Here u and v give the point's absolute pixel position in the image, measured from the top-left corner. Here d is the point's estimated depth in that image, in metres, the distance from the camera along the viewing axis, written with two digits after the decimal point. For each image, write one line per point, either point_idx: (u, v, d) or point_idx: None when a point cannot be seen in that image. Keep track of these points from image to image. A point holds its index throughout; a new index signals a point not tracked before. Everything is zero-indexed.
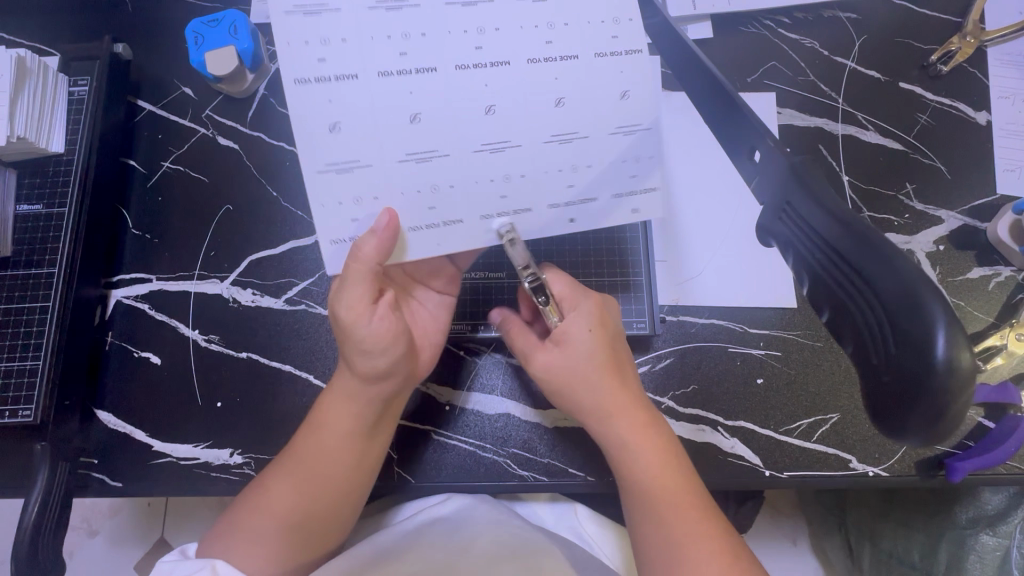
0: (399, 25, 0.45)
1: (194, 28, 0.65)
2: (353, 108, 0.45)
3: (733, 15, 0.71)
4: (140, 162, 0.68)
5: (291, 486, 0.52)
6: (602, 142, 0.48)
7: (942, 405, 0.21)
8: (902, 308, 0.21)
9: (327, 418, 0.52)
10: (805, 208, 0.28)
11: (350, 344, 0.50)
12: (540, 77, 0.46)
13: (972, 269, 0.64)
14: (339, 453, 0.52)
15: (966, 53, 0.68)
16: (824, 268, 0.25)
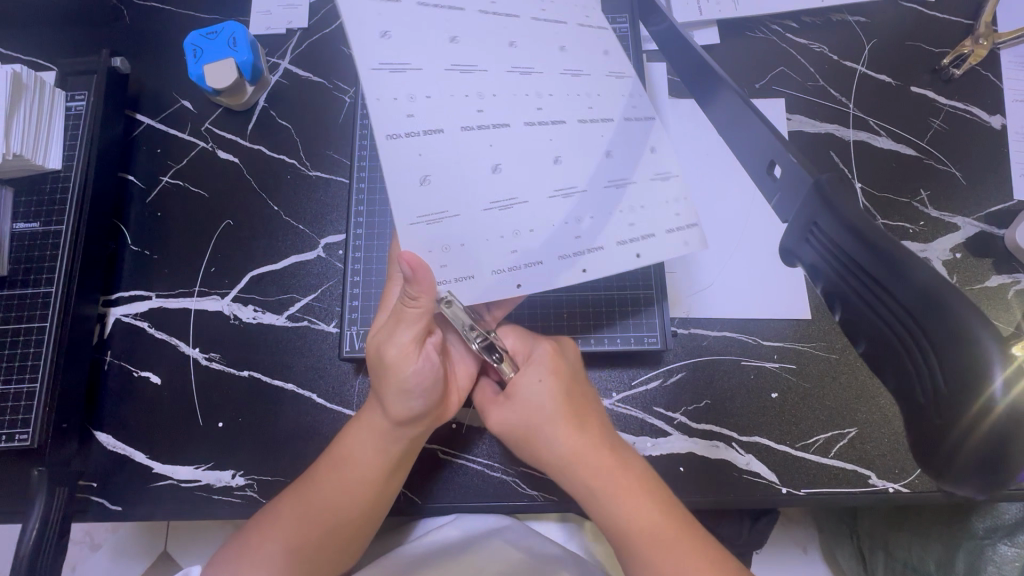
0: (479, 86, 0.46)
1: (192, 40, 0.64)
2: (437, 157, 0.45)
3: (740, 21, 0.70)
4: (139, 177, 0.67)
5: (302, 519, 0.50)
6: (650, 186, 0.48)
7: (994, 436, 0.19)
8: (952, 339, 0.20)
9: (359, 452, 0.51)
10: (826, 227, 0.27)
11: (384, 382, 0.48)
12: (591, 134, 0.48)
13: (990, 278, 0.62)
14: (366, 485, 0.51)
15: (979, 56, 0.67)
16: (854, 293, 0.24)
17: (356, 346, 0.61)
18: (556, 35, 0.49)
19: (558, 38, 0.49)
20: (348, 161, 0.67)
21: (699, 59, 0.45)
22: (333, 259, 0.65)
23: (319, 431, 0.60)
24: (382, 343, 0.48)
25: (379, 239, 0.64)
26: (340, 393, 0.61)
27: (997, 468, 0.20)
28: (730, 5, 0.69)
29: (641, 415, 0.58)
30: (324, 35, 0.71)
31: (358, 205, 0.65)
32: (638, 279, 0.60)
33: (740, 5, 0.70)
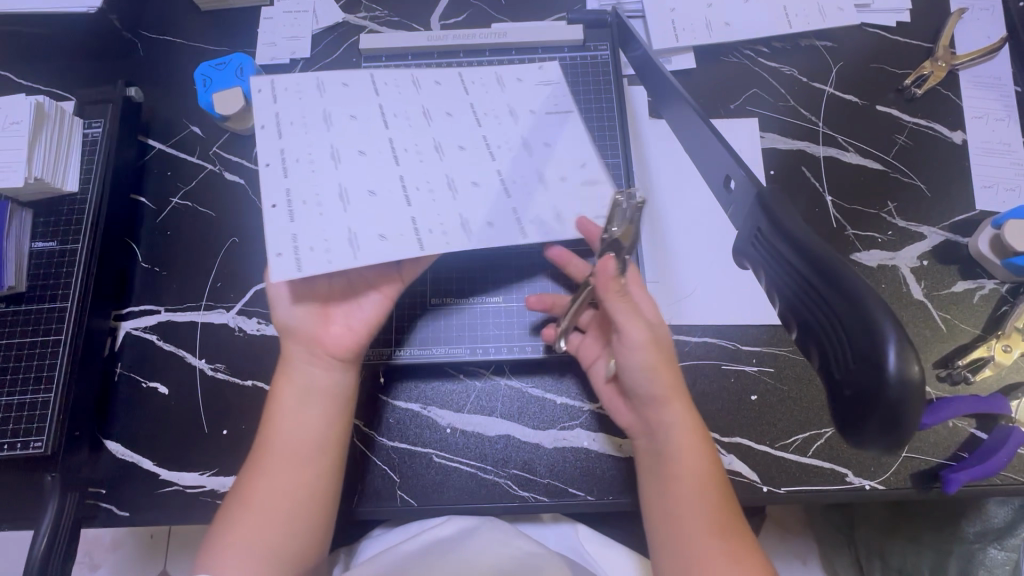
0: (470, 145, 0.54)
1: (202, 71, 0.69)
2: (354, 150, 0.51)
3: (714, 46, 0.75)
4: (150, 198, 0.71)
5: (256, 499, 0.50)
6: (466, 212, 0.51)
7: (891, 409, 0.23)
8: (860, 330, 0.23)
9: (288, 421, 0.52)
10: (771, 234, 0.30)
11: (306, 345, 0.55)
12: (472, 168, 0.53)
13: (957, 283, 0.66)
14: (304, 450, 0.52)
15: (938, 77, 0.72)
16: (790, 293, 0.28)
17: None
18: (556, 132, 0.56)
19: (535, 130, 0.56)
20: None
21: (673, 86, 0.48)
22: None
23: None
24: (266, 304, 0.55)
25: None
26: None
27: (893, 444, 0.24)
28: (704, 33, 0.74)
29: None
30: (325, 64, 0.75)
31: None
32: None
33: (714, 32, 0.75)
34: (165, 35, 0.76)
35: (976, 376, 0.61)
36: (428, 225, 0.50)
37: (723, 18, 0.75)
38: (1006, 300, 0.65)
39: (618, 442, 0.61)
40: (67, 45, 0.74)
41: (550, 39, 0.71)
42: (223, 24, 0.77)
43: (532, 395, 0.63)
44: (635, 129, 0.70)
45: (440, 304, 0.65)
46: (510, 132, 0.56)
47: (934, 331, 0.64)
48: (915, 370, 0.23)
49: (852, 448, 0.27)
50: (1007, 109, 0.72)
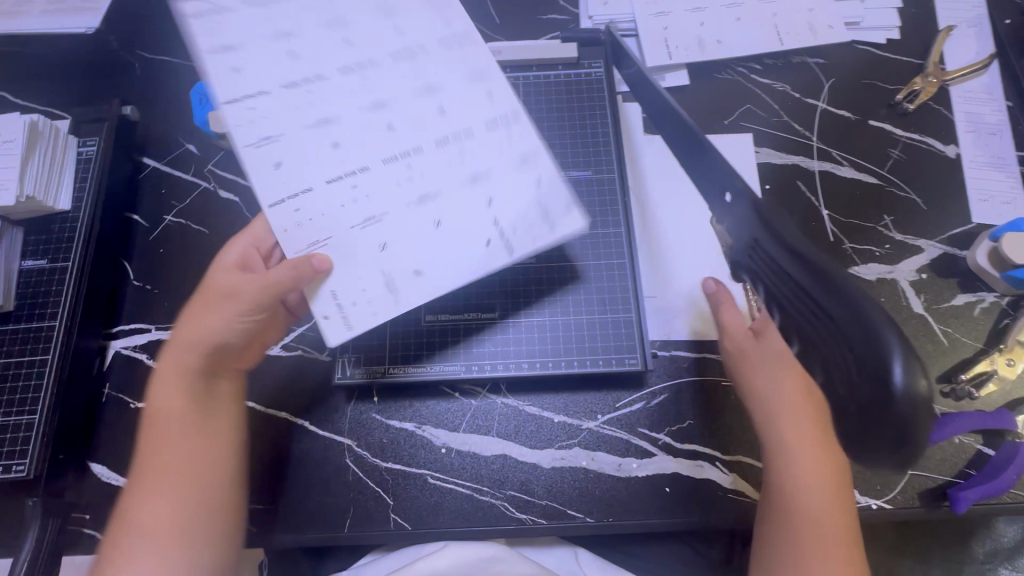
0: (404, 189, 0.50)
1: (199, 90, 0.72)
2: (267, 91, 0.50)
3: (707, 64, 0.76)
4: (143, 217, 0.71)
5: (172, 481, 0.52)
6: (318, 218, 0.49)
7: (897, 420, 0.24)
8: (869, 347, 0.25)
9: (161, 401, 0.54)
10: (773, 242, 0.32)
11: (236, 307, 0.55)
12: (369, 202, 0.50)
13: (957, 296, 0.65)
14: (195, 436, 0.54)
15: (929, 92, 0.73)
16: (799, 304, 0.30)
17: (347, 373, 0.61)
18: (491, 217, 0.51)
19: (496, 206, 0.51)
20: None
21: (671, 108, 0.49)
22: None
23: (311, 458, 0.61)
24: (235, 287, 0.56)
25: None
26: (334, 421, 0.62)
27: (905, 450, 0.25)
28: (697, 50, 0.75)
29: (625, 437, 0.60)
30: None
31: None
32: (618, 306, 0.62)
33: (707, 49, 0.75)
34: (162, 56, 0.81)
35: (979, 391, 0.60)
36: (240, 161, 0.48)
37: (713, 35, 0.76)
38: (1008, 314, 0.64)
39: (617, 461, 0.60)
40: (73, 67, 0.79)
41: (542, 57, 0.72)
42: None
43: (528, 413, 0.62)
44: (630, 144, 0.71)
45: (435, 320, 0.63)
46: (403, 189, 0.50)
47: (937, 345, 0.63)
48: (921, 382, 0.25)
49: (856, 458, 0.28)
50: (1000, 124, 0.72)
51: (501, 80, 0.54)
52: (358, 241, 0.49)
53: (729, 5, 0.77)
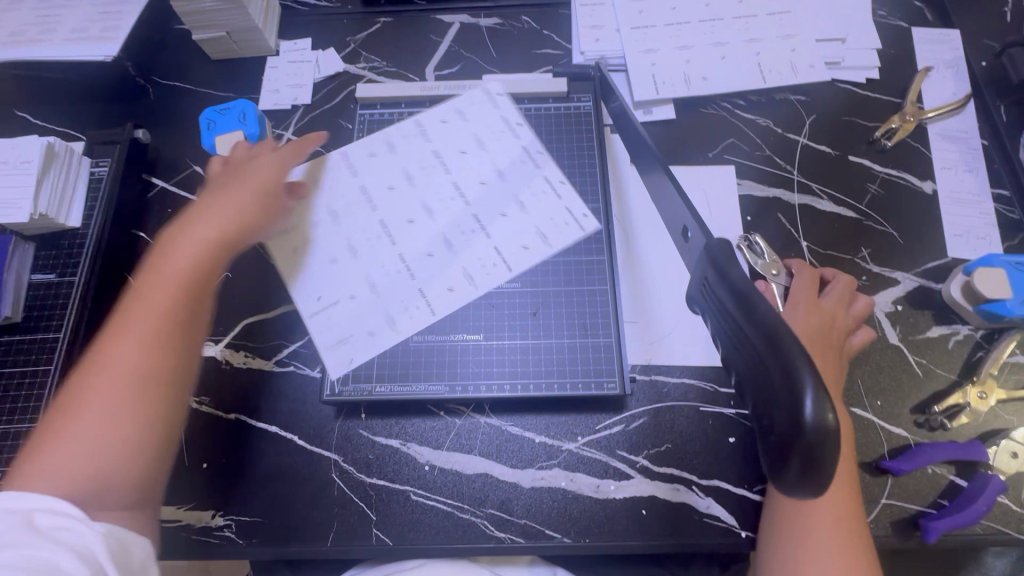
0: (371, 249, 0.69)
1: (208, 115, 0.76)
2: (416, 152, 0.75)
3: (693, 99, 0.80)
4: (149, 234, 0.74)
5: (126, 346, 0.50)
6: (335, 212, 0.71)
7: (808, 450, 0.26)
8: (783, 379, 0.27)
9: (166, 270, 0.55)
10: (718, 275, 0.34)
11: (205, 225, 0.59)
12: (357, 237, 0.70)
13: (931, 328, 0.66)
14: (155, 318, 0.51)
15: (906, 129, 0.76)
16: (738, 337, 0.32)
17: (336, 391, 0.64)
18: (394, 313, 0.66)
19: (396, 311, 0.66)
20: None
21: (648, 148, 0.54)
22: None
23: (298, 472, 0.62)
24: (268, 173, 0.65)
25: None
26: (322, 436, 0.64)
27: (811, 477, 0.27)
28: (683, 85, 0.79)
29: (604, 459, 0.62)
30: (324, 109, 0.82)
31: None
32: (599, 331, 0.65)
33: (692, 85, 0.79)
34: (175, 82, 0.85)
35: (952, 422, 0.61)
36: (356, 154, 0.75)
37: (699, 71, 0.79)
38: (981, 346, 0.65)
39: (596, 482, 0.61)
40: (93, 92, 0.83)
41: (534, 91, 0.77)
42: (233, 72, 0.86)
43: (510, 433, 0.63)
44: (616, 174, 0.74)
45: (423, 340, 0.66)
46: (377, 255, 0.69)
47: (912, 376, 0.64)
48: (831, 415, 0.26)
49: (784, 485, 0.30)
50: (976, 161, 0.75)
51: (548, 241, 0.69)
52: (327, 238, 0.70)
53: (714, 43, 0.81)
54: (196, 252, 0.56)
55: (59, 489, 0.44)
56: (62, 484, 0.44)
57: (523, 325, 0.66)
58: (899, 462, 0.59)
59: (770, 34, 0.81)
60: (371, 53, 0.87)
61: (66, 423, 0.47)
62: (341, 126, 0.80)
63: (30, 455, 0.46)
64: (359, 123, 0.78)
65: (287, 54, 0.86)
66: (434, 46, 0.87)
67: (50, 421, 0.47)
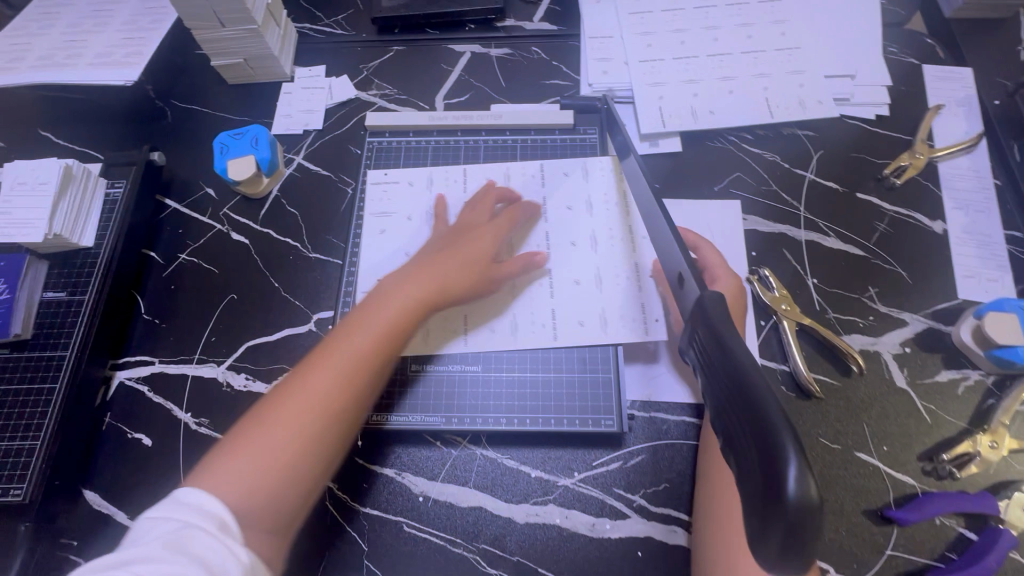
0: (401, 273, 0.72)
1: (222, 140, 0.77)
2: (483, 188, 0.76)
3: (700, 132, 0.80)
4: (160, 254, 0.77)
5: (339, 367, 0.55)
6: (380, 229, 0.75)
7: (787, 524, 0.25)
8: (767, 449, 0.27)
9: (391, 299, 0.60)
10: (713, 339, 0.36)
11: (465, 254, 0.65)
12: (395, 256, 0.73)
13: (940, 372, 0.65)
14: (378, 346, 0.57)
15: (916, 168, 0.75)
16: (725, 404, 0.33)
17: None
18: None
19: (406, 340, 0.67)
20: (345, 244, 0.75)
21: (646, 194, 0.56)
22: (322, 333, 0.71)
23: None
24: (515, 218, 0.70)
25: None
26: None
27: (787, 559, 0.26)
28: (690, 119, 0.79)
29: (600, 496, 0.61)
30: (335, 135, 0.84)
31: (349, 279, 0.73)
32: (598, 367, 0.65)
33: (699, 118, 0.79)
34: (193, 105, 0.88)
35: (961, 471, 0.59)
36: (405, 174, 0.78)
37: (706, 105, 0.80)
38: (992, 393, 0.63)
39: (591, 520, 0.60)
40: (114, 115, 0.86)
41: (541, 123, 0.79)
42: (249, 96, 0.88)
43: (506, 466, 0.63)
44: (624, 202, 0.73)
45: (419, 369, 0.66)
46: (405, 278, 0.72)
47: (920, 422, 0.62)
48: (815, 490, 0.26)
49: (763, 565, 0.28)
50: (988, 201, 0.74)
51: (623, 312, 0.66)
52: (369, 256, 0.73)
53: (722, 78, 0.81)
54: (454, 272, 0.63)
55: (236, 498, 0.47)
56: (239, 494, 0.47)
57: (577, 330, 0.66)
58: (904, 511, 0.58)
59: (778, 70, 0.81)
60: (383, 81, 0.89)
61: (255, 433, 0.51)
62: (349, 151, 0.82)
63: (215, 464, 0.49)
64: (367, 151, 0.80)
65: (302, 80, 0.89)
66: (445, 74, 0.89)
67: (232, 434, 0.51)
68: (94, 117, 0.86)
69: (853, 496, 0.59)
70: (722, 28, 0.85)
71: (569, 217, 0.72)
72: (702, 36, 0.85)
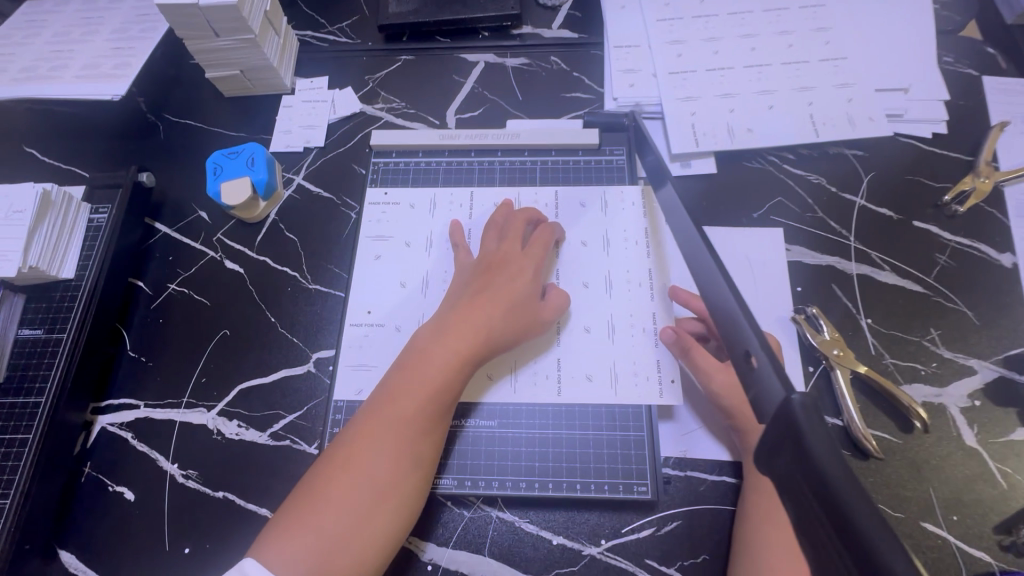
0: (394, 311, 0.66)
1: (215, 160, 0.71)
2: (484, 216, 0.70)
3: (737, 151, 0.73)
4: (148, 284, 0.71)
5: (397, 431, 0.51)
6: (375, 256, 0.69)
7: None
8: None
9: (432, 349, 0.55)
10: (793, 456, 0.27)
11: (504, 290, 0.58)
12: (390, 288, 0.67)
13: (1016, 430, 0.57)
14: (427, 403, 0.53)
15: (981, 193, 0.67)
16: (816, 534, 0.25)
17: None
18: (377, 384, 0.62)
19: None
20: (348, 275, 0.69)
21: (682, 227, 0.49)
22: (321, 375, 0.65)
23: None
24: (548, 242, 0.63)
25: (370, 356, 0.64)
26: None
27: None
28: (726, 138, 0.72)
29: (631, 569, 0.54)
30: (337, 154, 0.78)
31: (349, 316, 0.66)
32: (628, 421, 0.59)
33: (737, 137, 0.72)
34: (186, 119, 0.82)
35: None
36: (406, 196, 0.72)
37: (744, 122, 0.72)
38: None
39: None
40: (102, 131, 0.80)
41: (562, 142, 0.72)
42: (247, 110, 0.82)
43: (526, 531, 0.56)
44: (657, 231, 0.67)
45: None
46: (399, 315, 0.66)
47: (994, 488, 0.55)
48: None
49: None
50: None
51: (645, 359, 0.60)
52: (362, 286, 0.68)
53: (761, 91, 0.74)
54: (497, 319, 0.56)
55: None
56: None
57: (582, 384, 0.60)
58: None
59: (824, 83, 0.74)
60: (391, 93, 0.82)
61: (314, 510, 0.48)
62: (352, 171, 0.76)
63: (271, 545, 0.46)
64: (373, 171, 0.74)
65: (303, 92, 0.82)
66: (457, 86, 0.82)
67: (287, 508, 0.49)
68: (81, 133, 0.80)
69: None
70: (760, 36, 0.78)
71: (595, 257, 0.66)
72: (739, 45, 0.77)
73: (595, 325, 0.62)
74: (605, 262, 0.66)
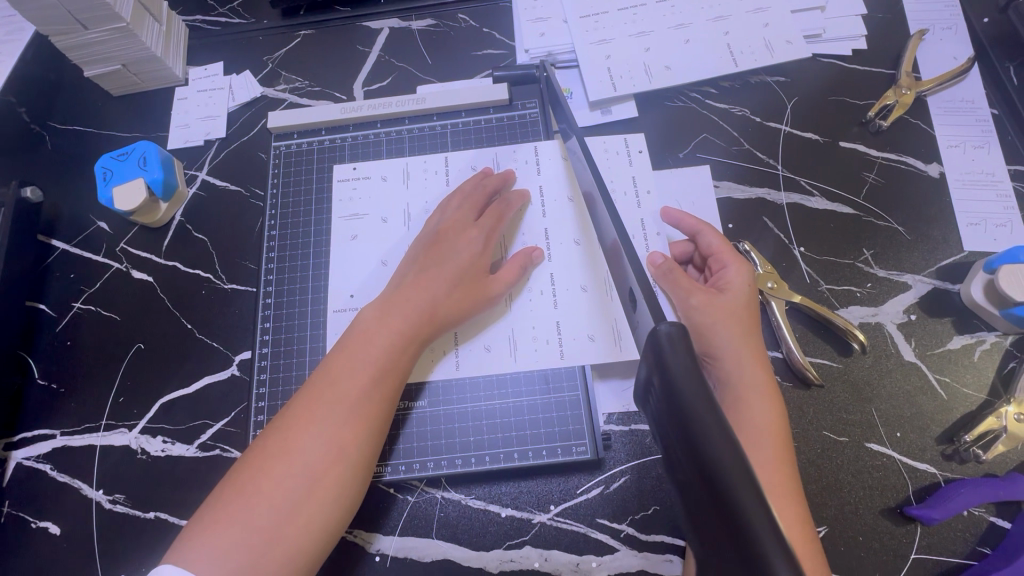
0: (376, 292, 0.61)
1: (104, 164, 0.65)
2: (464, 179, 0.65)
3: (657, 92, 0.70)
4: (52, 306, 0.66)
5: (338, 415, 0.47)
6: (360, 234, 0.64)
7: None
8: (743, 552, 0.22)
9: (376, 326, 0.52)
10: (675, 414, 0.28)
11: (454, 261, 0.55)
12: (372, 268, 0.62)
13: (953, 339, 0.57)
14: (371, 382, 0.49)
15: (904, 106, 0.66)
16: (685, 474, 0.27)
17: None
18: None
19: None
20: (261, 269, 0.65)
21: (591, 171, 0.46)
22: (245, 378, 0.61)
23: None
24: (506, 207, 0.60)
25: (295, 352, 0.61)
26: None
27: None
28: (643, 78, 0.68)
29: (584, 531, 0.53)
30: (241, 144, 0.73)
31: (265, 313, 0.63)
32: (565, 382, 0.57)
33: (654, 76, 0.69)
34: (74, 126, 0.76)
35: (987, 454, 0.51)
36: (385, 168, 0.67)
37: (662, 61, 0.69)
38: (1012, 355, 0.56)
39: (575, 559, 0.52)
40: None
41: (471, 102, 0.68)
42: (139, 109, 0.76)
43: (473, 508, 0.54)
44: (567, 177, 0.63)
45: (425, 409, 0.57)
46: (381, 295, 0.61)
47: (934, 399, 0.55)
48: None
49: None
50: (986, 136, 0.65)
51: (576, 316, 0.57)
52: (342, 268, 0.63)
53: (676, 26, 0.71)
54: (444, 293, 0.54)
55: None
56: None
57: (535, 347, 0.57)
58: (927, 508, 0.50)
59: (739, 9, 0.71)
60: (291, 72, 0.77)
61: (239, 506, 0.44)
62: (257, 162, 0.71)
63: (193, 543, 0.42)
64: (275, 157, 0.69)
65: (197, 82, 0.77)
66: (361, 57, 0.77)
67: (207, 508, 0.44)
68: None
69: (868, 493, 0.52)
70: None
71: (534, 217, 0.62)
72: None
73: (535, 285, 0.59)
74: (543, 222, 0.62)
